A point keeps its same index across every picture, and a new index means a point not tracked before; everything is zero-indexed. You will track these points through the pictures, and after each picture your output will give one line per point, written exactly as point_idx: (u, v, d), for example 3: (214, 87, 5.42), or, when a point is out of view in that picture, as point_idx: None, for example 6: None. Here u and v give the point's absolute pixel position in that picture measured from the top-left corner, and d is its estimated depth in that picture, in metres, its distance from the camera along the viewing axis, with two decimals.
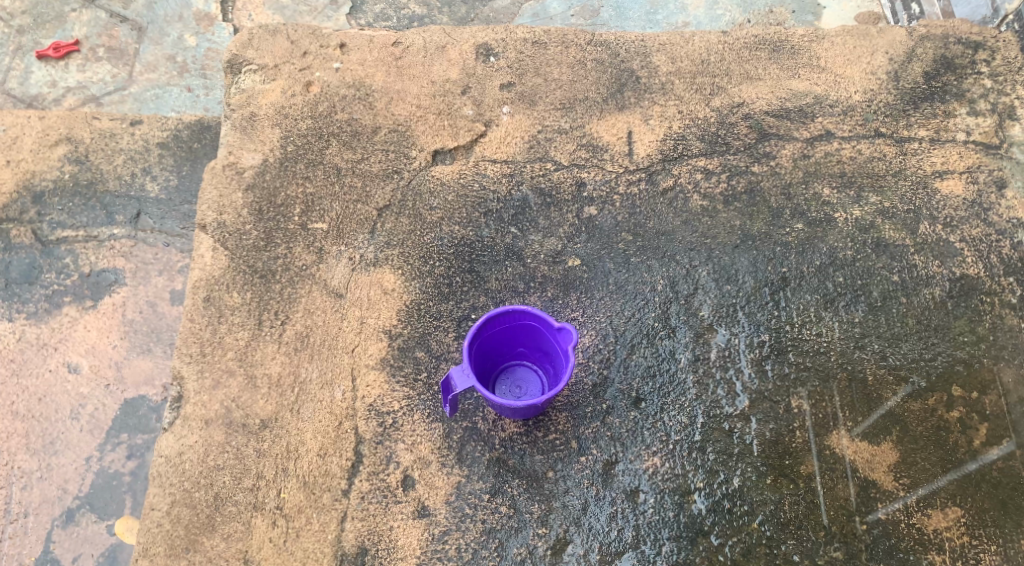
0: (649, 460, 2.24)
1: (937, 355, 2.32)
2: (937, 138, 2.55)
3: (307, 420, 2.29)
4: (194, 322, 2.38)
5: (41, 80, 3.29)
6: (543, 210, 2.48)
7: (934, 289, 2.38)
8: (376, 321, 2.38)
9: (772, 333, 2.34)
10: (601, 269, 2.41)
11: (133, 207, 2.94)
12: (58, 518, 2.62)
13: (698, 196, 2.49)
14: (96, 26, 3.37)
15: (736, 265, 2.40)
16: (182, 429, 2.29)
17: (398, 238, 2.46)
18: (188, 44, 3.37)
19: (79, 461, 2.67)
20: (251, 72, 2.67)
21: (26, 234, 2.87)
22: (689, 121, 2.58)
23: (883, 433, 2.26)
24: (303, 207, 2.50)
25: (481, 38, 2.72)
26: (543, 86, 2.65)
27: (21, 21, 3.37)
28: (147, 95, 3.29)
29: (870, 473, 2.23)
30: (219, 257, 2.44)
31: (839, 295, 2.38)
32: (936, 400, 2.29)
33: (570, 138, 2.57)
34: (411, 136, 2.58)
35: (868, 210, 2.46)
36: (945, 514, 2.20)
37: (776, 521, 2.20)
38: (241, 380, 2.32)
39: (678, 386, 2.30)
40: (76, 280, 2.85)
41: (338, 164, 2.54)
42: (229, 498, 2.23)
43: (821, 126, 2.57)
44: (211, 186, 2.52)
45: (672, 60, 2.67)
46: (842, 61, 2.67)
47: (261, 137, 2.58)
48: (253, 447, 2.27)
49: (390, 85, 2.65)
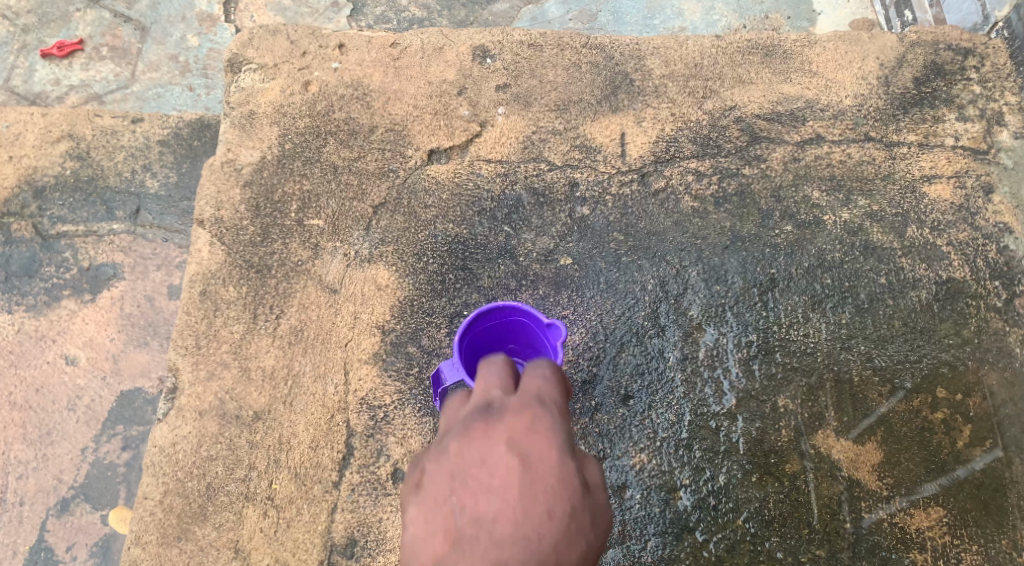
0: (636, 456, 2.31)
1: (922, 357, 2.37)
2: (926, 142, 2.57)
3: (300, 413, 2.33)
4: (190, 314, 2.42)
5: (45, 77, 3.33)
6: (535, 209, 2.51)
7: (920, 292, 2.42)
8: (369, 316, 2.41)
9: (760, 334, 2.39)
10: (592, 268, 2.45)
11: (133, 203, 2.92)
12: (54, 507, 2.65)
13: (689, 197, 2.52)
14: (100, 25, 3.40)
15: (725, 265, 2.44)
16: (177, 419, 2.34)
17: (393, 235, 2.49)
18: (190, 44, 3.39)
19: (76, 451, 2.70)
20: (251, 71, 2.69)
21: (27, 227, 2.86)
22: (681, 123, 2.59)
23: (868, 433, 2.31)
24: (300, 203, 2.53)
25: (477, 40, 2.71)
26: (537, 87, 2.64)
27: (26, 20, 3.39)
28: (149, 94, 3.33)
29: (854, 473, 2.29)
30: (216, 251, 2.48)
31: (827, 296, 2.42)
32: (921, 402, 2.33)
33: (564, 138, 2.58)
34: (407, 136, 2.60)
35: (857, 213, 2.49)
36: (927, 514, 2.26)
37: (760, 518, 2.27)
38: (236, 372, 2.37)
39: (666, 383, 2.35)
40: (76, 273, 2.85)
41: (335, 162, 2.57)
42: (221, 488, 2.28)
43: (811, 130, 2.58)
44: (209, 182, 2.56)
45: (666, 63, 2.66)
46: (833, 66, 2.66)
47: (260, 134, 2.61)
48: (246, 438, 2.31)
49: (388, 85, 2.65)
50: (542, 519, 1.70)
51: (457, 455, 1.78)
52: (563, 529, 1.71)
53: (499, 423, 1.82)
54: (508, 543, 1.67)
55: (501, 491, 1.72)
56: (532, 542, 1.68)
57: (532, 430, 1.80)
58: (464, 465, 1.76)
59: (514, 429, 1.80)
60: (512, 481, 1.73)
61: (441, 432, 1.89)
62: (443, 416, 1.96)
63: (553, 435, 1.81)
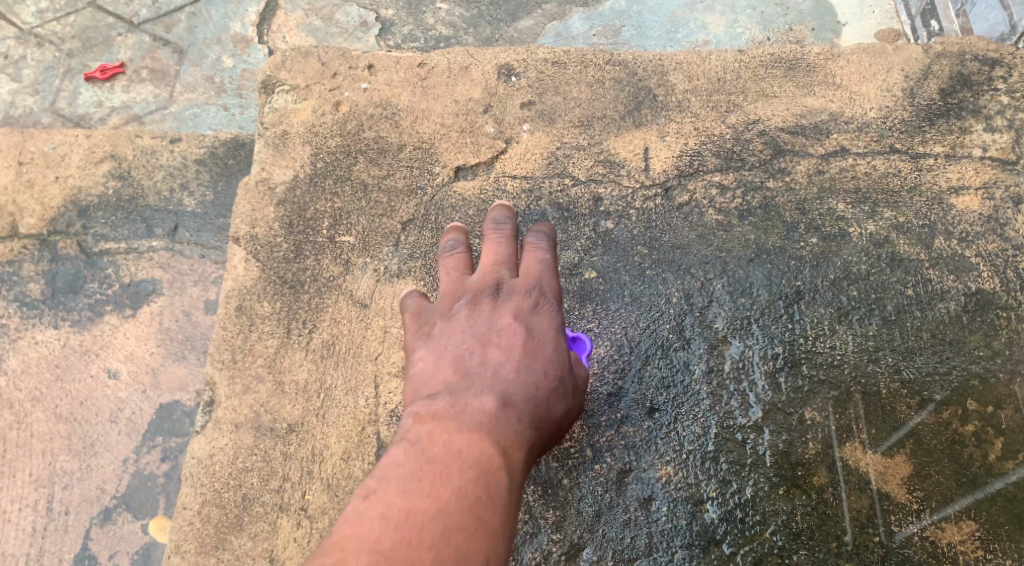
0: (663, 469, 2.32)
1: (951, 370, 2.36)
2: (952, 153, 2.56)
3: (332, 425, 2.39)
4: (226, 329, 2.50)
5: (89, 100, 3.44)
6: (560, 223, 2.55)
7: (949, 304, 2.41)
8: (399, 330, 2.46)
9: (785, 346, 2.39)
10: (617, 282, 2.48)
11: (171, 220, 3.01)
12: (97, 517, 2.74)
13: (713, 211, 2.53)
14: (140, 49, 3.51)
15: (750, 278, 2.45)
16: (214, 431, 2.41)
17: (421, 250, 2.55)
18: (226, 65, 3.49)
19: (117, 463, 2.79)
20: (284, 92, 2.77)
21: (72, 245, 2.96)
22: (704, 138, 2.61)
23: (897, 446, 2.31)
24: (332, 220, 2.59)
25: (503, 59, 2.76)
26: (561, 105, 2.69)
27: (70, 45, 3.51)
28: (186, 114, 3.43)
29: (883, 486, 2.28)
30: (251, 268, 2.56)
31: (853, 308, 2.42)
32: (951, 415, 2.32)
33: (588, 154, 2.62)
34: (435, 154, 2.65)
35: (883, 225, 2.49)
36: (958, 528, 2.25)
37: (788, 531, 2.27)
38: (270, 386, 2.43)
39: (692, 396, 2.37)
40: (117, 289, 2.95)
41: (365, 180, 2.63)
42: (256, 498, 2.35)
43: (835, 142, 2.59)
44: (244, 201, 2.63)
45: (688, 78, 2.69)
46: (857, 78, 2.67)
47: (292, 153, 2.68)
48: (280, 450, 2.38)
49: (416, 105, 2.72)
50: (539, 377, 2.06)
51: (474, 319, 2.14)
52: (553, 389, 2.07)
53: (506, 301, 2.18)
54: (512, 380, 2.02)
55: (506, 350, 2.07)
56: (530, 387, 2.03)
57: (534, 309, 2.17)
58: (478, 328, 2.12)
59: (522, 306, 2.17)
60: (517, 344, 2.09)
61: (451, 294, 2.24)
62: (444, 278, 2.30)
63: (551, 313, 2.18)
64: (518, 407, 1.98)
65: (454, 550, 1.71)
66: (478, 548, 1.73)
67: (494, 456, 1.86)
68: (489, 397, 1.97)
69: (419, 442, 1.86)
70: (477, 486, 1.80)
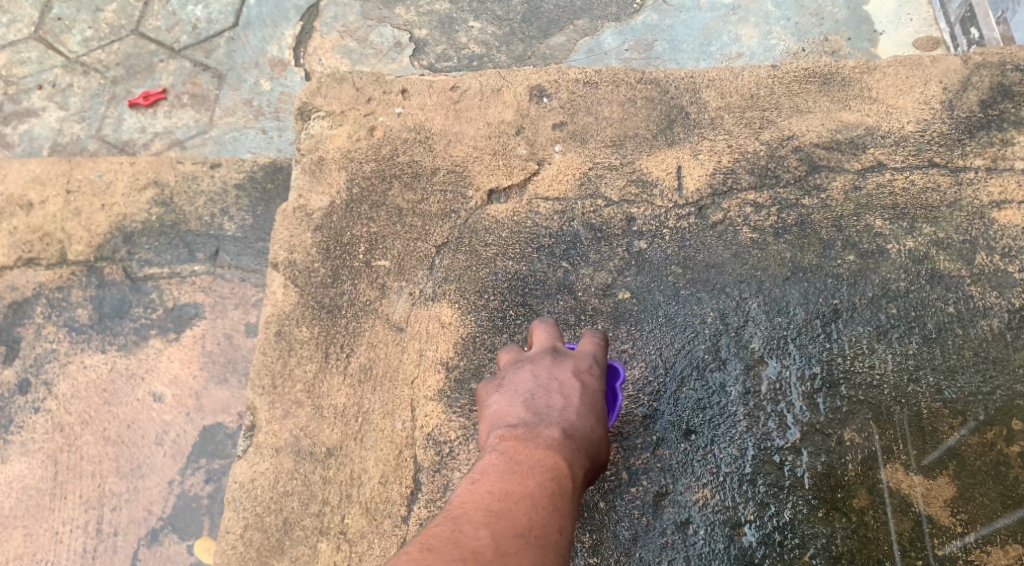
0: (700, 492, 2.30)
1: (996, 389, 2.31)
2: (993, 167, 2.50)
3: (369, 448, 2.42)
4: (266, 354, 2.54)
5: (133, 126, 3.53)
6: (593, 244, 2.54)
7: (992, 321, 2.36)
8: (434, 353, 2.49)
9: (823, 366, 2.36)
10: (651, 302, 2.46)
11: (212, 244, 3.11)
12: (144, 538, 2.82)
13: (747, 229, 2.51)
14: (181, 74, 3.59)
15: (787, 297, 2.42)
16: (255, 456, 2.46)
17: (455, 273, 2.56)
18: (264, 89, 3.55)
19: (163, 484, 2.86)
20: (320, 118, 2.81)
21: (118, 271, 3.05)
22: (738, 155, 2.59)
23: (939, 467, 2.26)
24: (367, 244, 2.62)
25: (535, 80, 2.78)
26: (593, 124, 2.69)
27: (115, 72, 3.61)
28: (226, 137, 3.49)
29: (925, 508, 2.24)
30: (290, 293, 2.60)
31: (892, 327, 2.38)
32: (995, 435, 2.27)
33: (620, 174, 2.61)
34: (467, 177, 2.67)
35: (922, 241, 2.44)
36: (1005, 552, 2.20)
37: (828, 555, 2.23)
38: (309, 410, 2.47)
39: (728, 418, 2.34)
40: (161, 314, 3.03)
41: (400, 204, 2.65)
42: (297, 523, 2.38)
43: (872, 158, 2.55)
44: (282, 227, 2.67)
45: (721, 95, 2.69)
46: (894, 91, 2.64)
47: (329, 179, 2.71)
48: (319, 474, 2.41)
49: (448, 128, 2.74)
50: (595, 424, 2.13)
51: (535, 366, 2.21)
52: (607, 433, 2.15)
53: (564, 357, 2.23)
54: (574, 419, 2.10)
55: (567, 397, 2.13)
56: (590, 425, 2.11)
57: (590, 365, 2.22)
58: (539, 373, 2.19)
59: (576, 361, 2.22)
60: (575, 392, 2.15)
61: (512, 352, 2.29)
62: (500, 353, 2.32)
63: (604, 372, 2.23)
64: (580, 437, 2.08)
65: (540, 522, 1.88)
66: (555, 527, 1.89)
67: (565, 468, 2.00)
68: (555, 428, 2.07)
69: (502, 454, 2.02)
70: (553, 485, 1.96)
